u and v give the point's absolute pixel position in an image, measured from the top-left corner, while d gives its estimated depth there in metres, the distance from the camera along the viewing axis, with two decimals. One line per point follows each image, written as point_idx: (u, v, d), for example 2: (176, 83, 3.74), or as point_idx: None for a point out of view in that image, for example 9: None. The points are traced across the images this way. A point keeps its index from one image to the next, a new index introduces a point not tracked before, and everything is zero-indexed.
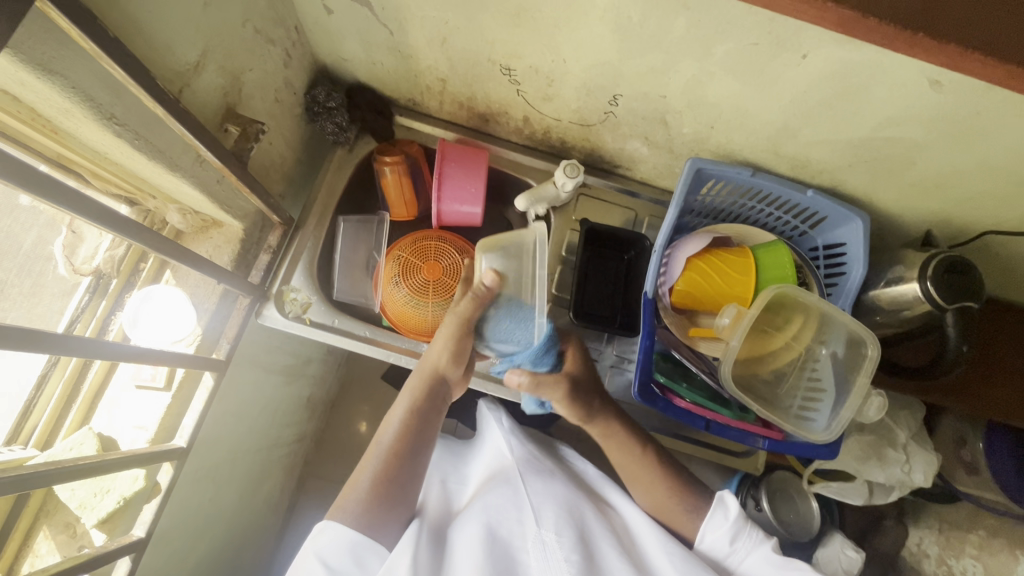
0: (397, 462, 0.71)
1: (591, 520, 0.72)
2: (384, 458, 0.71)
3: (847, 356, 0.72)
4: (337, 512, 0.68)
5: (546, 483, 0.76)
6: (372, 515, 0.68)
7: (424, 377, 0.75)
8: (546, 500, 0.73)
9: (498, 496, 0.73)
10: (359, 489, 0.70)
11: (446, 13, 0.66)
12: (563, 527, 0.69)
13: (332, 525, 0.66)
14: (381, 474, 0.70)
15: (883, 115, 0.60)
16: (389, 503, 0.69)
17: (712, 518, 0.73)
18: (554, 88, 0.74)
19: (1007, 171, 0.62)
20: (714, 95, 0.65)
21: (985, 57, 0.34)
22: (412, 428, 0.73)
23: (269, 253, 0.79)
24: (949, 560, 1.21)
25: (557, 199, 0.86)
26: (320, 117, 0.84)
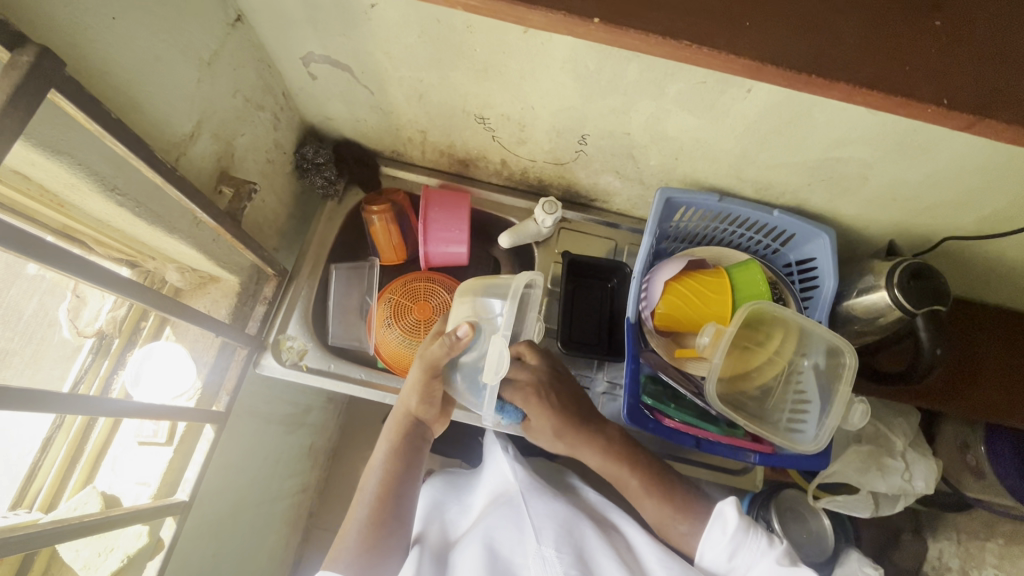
0: (385, 507, 0.73)
1: (592, 535, 0.74)
2: (373, 503, 0.73)
3: (828, 366, 0.74)
4: (332, 559, 0.69)
5: (547, 500, 0.77)
6: (365, 560, 0.68)
7: (399, 420, 0.77)
8: (547, 519, 0.74)
9: (499, 519, 0.76)
10: (352, 534, 0.71)
11: (421, 72, 0.71)
12: (562, 545, 0.70)
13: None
14: (370, 520, 0.71)
15: (831, 138, 0.65)
16: (383, 548, 0.71)
17: (711, 534, 0.71)
18: (526, 133, 0.79)
19: (954, 180, 0.66)
20: (673, 129, 0.70)
21: (886, 90, 0.39)
22: (395, 472, 0.75)
23: (264, 304, 0.82)
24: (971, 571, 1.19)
25: (539, 234, 0.90)
26: (309, 173, 0.89)
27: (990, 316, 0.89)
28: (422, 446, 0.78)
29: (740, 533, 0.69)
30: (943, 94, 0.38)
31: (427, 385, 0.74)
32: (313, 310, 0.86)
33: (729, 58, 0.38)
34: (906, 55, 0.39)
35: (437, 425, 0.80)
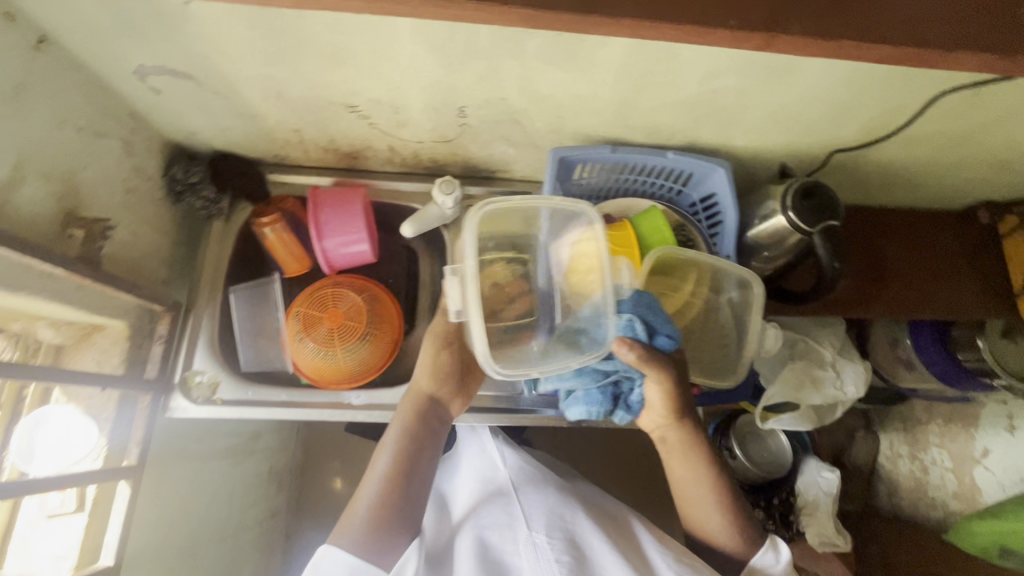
0: (400, 488, 0.69)
1: (581, 515, 0.74)
2: (386, 484, 0.69)
3: (740, 297, 0.75)
4: (337, 537, 0.67)
5: (538, 491, 0.78)
6: (372, 540, 0.66)
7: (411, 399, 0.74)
8: (537, 506, 0.75)
9: (492, 512, 0.75)
10: (359, 514, 0.68)
11: (269, 68, 0.66)
12: (552, 530, 0.70)
13: (332, 551, 0.64)
14: (382, 501, 0.68)
15: (700, 72, 0.64)
16: (390, 528, 0.67)
17: (765, 555, 0.69)
18: (403, 115, 0.74)
19: (827, 94, 0.66)
20: (546, 87, 0.68)
21: None
22: (411, 454, 0.72)
23: (161, 343, 0.76)
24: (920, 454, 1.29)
25: (445, 217, 0.87)
26: (185, 195, 0.82)
27: (880, 218, 0.94)
28: (439, 432, 0.75)
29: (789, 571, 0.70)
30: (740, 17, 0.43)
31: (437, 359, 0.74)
32: (218, 338, 0.81)
33: None
34: None
35: (454, 407, 0.77)
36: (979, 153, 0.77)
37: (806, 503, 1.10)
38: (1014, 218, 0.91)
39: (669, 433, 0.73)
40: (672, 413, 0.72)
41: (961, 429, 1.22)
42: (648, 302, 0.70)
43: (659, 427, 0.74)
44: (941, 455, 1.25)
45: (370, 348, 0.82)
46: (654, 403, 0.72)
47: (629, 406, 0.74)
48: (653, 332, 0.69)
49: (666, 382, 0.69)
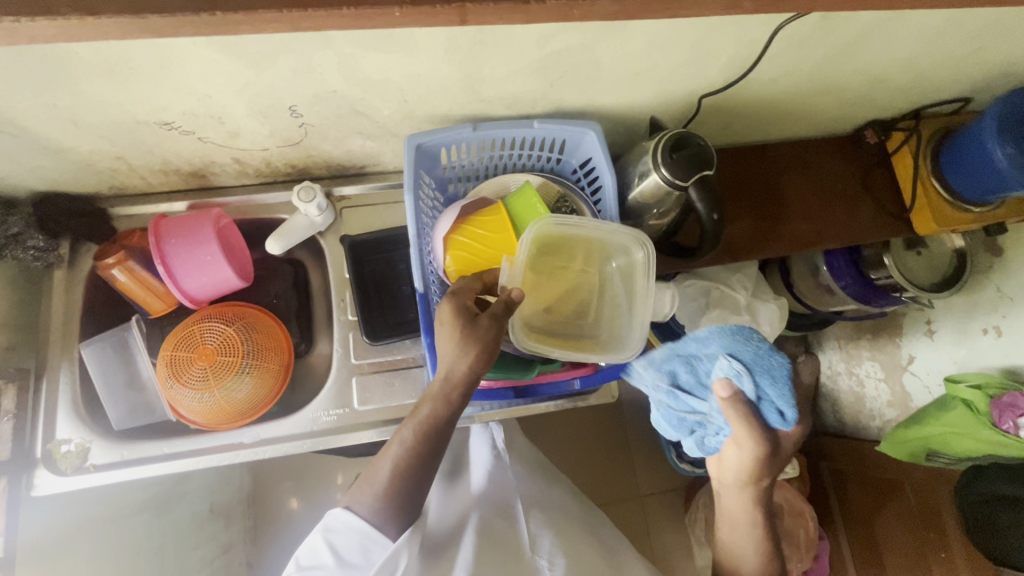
0: (422, 462, 0.64)
1: (574, 542, 0.79)
2: (406, 456, 0.64)
3: (627, 265, 0.72)
4: (352, 498, 0.64)
5: (543, 515, 0.82)
6: (387, 512, 0.63)
7: (451, 381, 0.62)
8: (543, 531, 0.79)
9: (499, 518, 0.78)
10: (380, 479, 0.64)
11: (45, 96, 0.56)
12: (554, 555, 0.74)
13: (346, 514, 0.62)
14: (403, 472, 0.64)
15: (533, 34, 0.58)
16: (406, 503, 0.63)
17: None
18: (231, 123, 0.66)
19: (675, 38, 0.62)
20: (375, 73, 0.61)
21: None
22: (436, 428, 0.64)
23: (10, 420, 0.69)
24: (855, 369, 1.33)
25: (315, 225, 0.80)
26: (8, 248, 0.72)
27: (770, 153, 0.92)
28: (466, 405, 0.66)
29: None
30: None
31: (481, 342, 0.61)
32: (85, 399, 0.74)
33: None
34: None
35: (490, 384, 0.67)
36: (849, 75, 0.75)
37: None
38: (899, 134, 0.89)
39: (735, 490, 0.67)
40: (747, 478, 0.64)
41: (888, 339, 1.26)
42: (770, 366, 0.61)
43: (726, 477, 0.68)
44: (873, 367, 1.29)
45: (257, 377, 0.76)
46: (729, 455, 0.65)
47: (703, 446, 0.69)
48: (758, 394, 0.61)
49: (751, 451, 0.61)
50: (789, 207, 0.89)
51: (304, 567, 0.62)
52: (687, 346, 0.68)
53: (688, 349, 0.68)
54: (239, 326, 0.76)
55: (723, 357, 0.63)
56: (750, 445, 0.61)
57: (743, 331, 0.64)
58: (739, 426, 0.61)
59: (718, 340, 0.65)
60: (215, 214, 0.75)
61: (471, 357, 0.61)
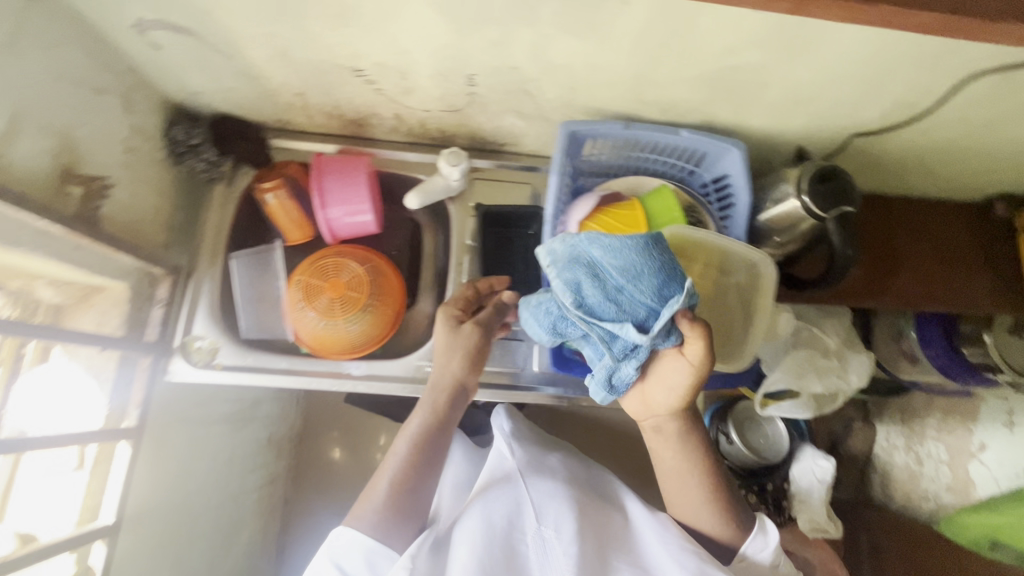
0: (418, 466, 0.71)
1: (592, 518, 0.73)
2: (402, 466, 0.70)
3: (749, 282, 0.74)
4: (354, 519, 0.68)
5: (546, 481, 0.77)
6: (389, 520, 0.67)
7: (444, 388, 0.73)
8: (546, 497, 0.74)
9: (498, 492, 0.74)
10: (378, 494, 0.69)
11: (272, 26, 0.63)
12: (562, 524, 0.69)
13: (348, 530, 0.66)
14: (402, 482, 0.69)
15: (719, 47, 0.61)
16: (405, 514, 0.68)
17: (755, 541, 0.71)
18: (410, 81, 0.72)
19: (851, 75, 0.64)
20: (560, 57, 0.65)
21: None
22: (431, 434, 0.72)
23: (162, 306, 0.77)
24: (915, 446, 1.28)
25: (449, 189, 0.85)
26: (187, 157, 0.80)
27: (890, 206, 0.91)
28: (458, 415, 0.75)
29: (778, 553, 0.71)
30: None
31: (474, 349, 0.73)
32: (220, 304, 0.81)
33: None
34: None
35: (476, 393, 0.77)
36: (1005, 143, 0.75)
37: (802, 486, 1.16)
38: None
39: (668, 423, 0.71)
40: (681, 407, 0.68)
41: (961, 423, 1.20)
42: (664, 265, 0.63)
43: (651, 415, 0.72)
44: (937, 447, 1.23)
45: (373, 319, 0.81)
46: (665, 386, 0.68)
47: (611, 386, 0.66)
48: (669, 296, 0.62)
49: (692, 368, 0.64)
50: (906, 263, 0.87)
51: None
52: (598, 255, 0.63)
53: (594, 257, 0.64)
54: (370, 267, 0.82)
55: (647, 269, 0.61)
56: (693, 361, 0.63)
57: (653, 244, 0.64)
58: (695, 342, 0.62)
59: (636, 255, 0.62)
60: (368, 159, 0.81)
61: (465, 358, 0.73)
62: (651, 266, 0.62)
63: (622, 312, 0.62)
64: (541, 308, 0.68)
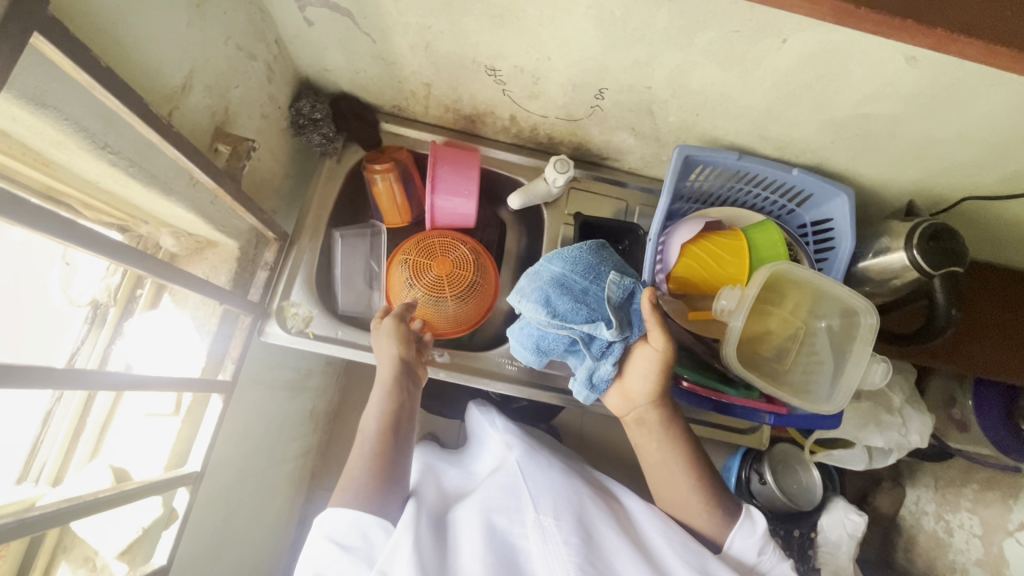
0: (387, 442, 0.72)
1: (593, 505, 0.71)
2: (375, 445, 0.71)
3: (842, 326, 0.74)
4: (337, 499, 0.69)
5: (546, 472, 0.76)
6: (371, 496, 0.68)
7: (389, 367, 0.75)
8: (545, 488, 0.72)
9: (496, 487, 0.73)
10: (357, 473, 0.70)
11: (429, 18, 0.65)
12: (561, 513, 0.67)
13: (337, 510, 0.67)
14: (374, 462, 0.70)
15: (861, 94, 0.62)
16: (386, 488, 0.69)
17: (741, 528, 0.69)
18: (540, 86, 0.74)
19: (986, 141, 0.64)
20: (697, 83, 0.67)
21: (975, 39, 0.35)
22: (392, 408, 0.73)
23: (266, 270, 0.79)
24: (947, 515, 1.18)
25: (549, 194, 0.87)
26: (306, 130, 0.82)
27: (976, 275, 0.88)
28: (413, 389, 0.76)
29: (766, 540, 0.69)
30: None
31: (400, 332, 0.76)
32: (316, 275, 0.84)
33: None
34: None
35: (424, 370, 0.79)
36: None
37: (828, 541, 1.09)
38: None
39: (649, 413, 0.73)
40: (656, 394, 0.71)
41: (998, 499, 1.10)
42: (611, 264, 0.70)
43: (632, 409, 0.73)
44: (970, 521, 1.13)
45: (467, 305, 0.84)
46: (636, 385, 0.71)
47: (592, 385, 0.70)
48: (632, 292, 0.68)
49: (660, 353, 0.67)
50: (987, 328, 0.85)
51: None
52: (558, 270, 0.69)
53: (555, 271, 0.69)
54: (476, 251, 0.85)
55: (611, 275, 0.67)
56: (659, 348, 0.67)
57: (601, 249, 0.71)
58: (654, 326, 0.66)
59: (591, 259, 0.69)
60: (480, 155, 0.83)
61: (394, 337, 0.75)
62: (605, 265, 0.69)
63: (592, 312, 0.66)
64: (523, 330, 0.73)
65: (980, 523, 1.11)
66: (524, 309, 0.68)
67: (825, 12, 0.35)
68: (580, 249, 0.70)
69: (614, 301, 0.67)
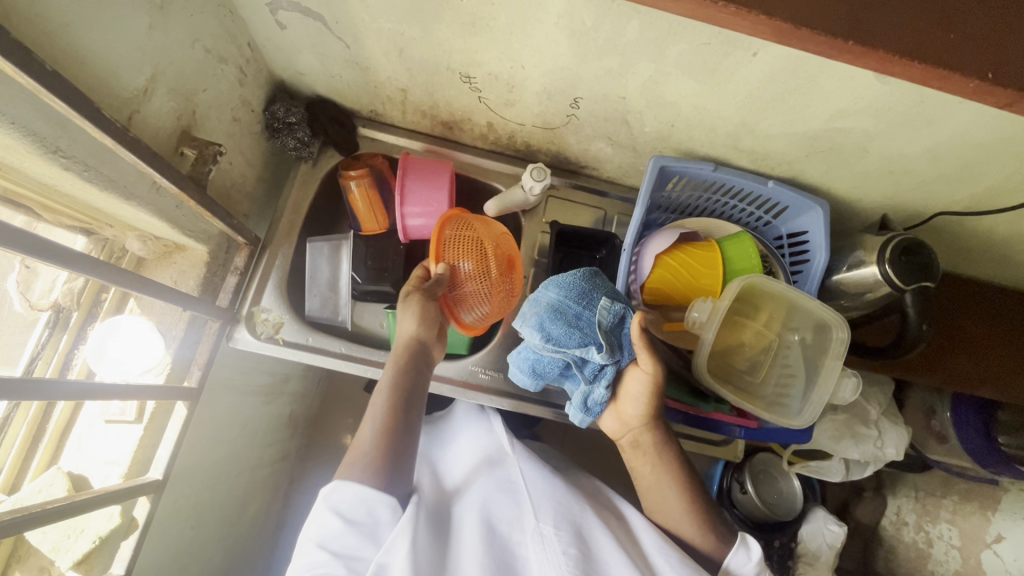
0: (398, 419, 0.69)
1: (591, 513, 0.70)
2: (385, 416, 0.69)
3: (815, 340, 0.74)
4: (344, 473, 0.66)
5: (547, 479, 0.74)
6: (379, 473, 0.65)
7: (405, 342, 0.73)
8: (546, 496, 0.71)
9: (499, 495, 0.72)
10: (366, 445, 0.67)
11: (400, 24, 0.64)
12: (561, 522, 0.66)
13: (343, 483, 0.64)
14: (385, 433, 0.67)
15: (832, 109, 0.62)
16: (394, 470, 0.66)
17: (738, 553, 0.68)
18: (515, 94, 0.73)
19: (955, 157, 0.64)
20: (670, 95, 0.66)
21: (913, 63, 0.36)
22: (405, 384, 0.71)
23: (236, 275, 0.78)
24: (925, 526, 1.16)
25: (526, 203, 0.86)
26: (281, 133, 0.82)
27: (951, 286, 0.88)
28: (426, 370, 0.74)
29: (761, 569, 0.68)
30: (987, 67, 0.36)
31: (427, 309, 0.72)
32: (288, 280, 0.83)
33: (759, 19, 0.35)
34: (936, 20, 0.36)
35: (439, 352, 0.77)
36: None
37: (807, 551, 1.06)
38: None
39: (643, 435, 0.72)
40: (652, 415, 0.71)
41: (977, 510, 1.10)
42: (607, 288, 0.70)
43: (627, 431, 0.74)
44: (949, 532, 1.12)
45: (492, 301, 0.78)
46: (633, 397, 0.71)
47: (587, 408, 0.71)
48: (622, 316, 0.68)
49: (655, 374, 0.69)
50: (962, 343, 0.85)
51: (337, 552, 0.61)
52: (554, 296, 0.68)
53: (551, 298, 0.69)
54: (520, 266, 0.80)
55: (604, 300, 0.67)
56: (650, 372, 0.69)
57: (594, 275, 0.71)
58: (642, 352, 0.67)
59: (584, 284, 0.69)
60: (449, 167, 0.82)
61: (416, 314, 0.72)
62: (599, 290, 0.69)
63: (585, 337, 0.67)
64: (521, 355, 0.73)
65: (959, 534, 1.10)
66: (524, 334, 0.69)
67: (759, 28, 0.36)
68: (573, 276, 0.70)
69: (603, 327, 0.67)
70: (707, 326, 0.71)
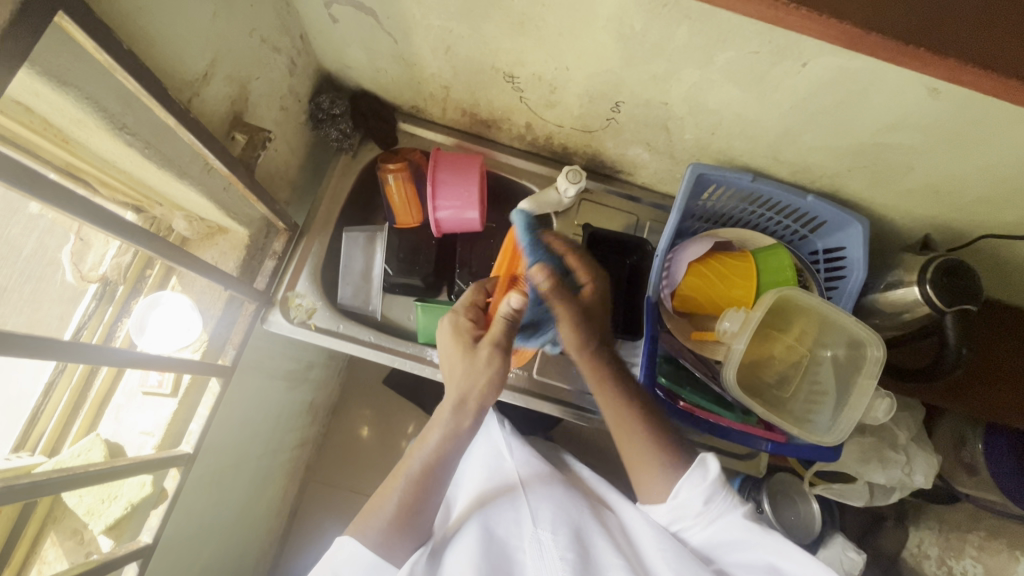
0: (431, 478, 0.67)
1: (590, 519, 0.69)
2: (411, 485, 0.66)
3: (848, 356, 0.73)
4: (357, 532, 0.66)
5: (546, 488, 0.73)
6: (395, 540, 0.64)
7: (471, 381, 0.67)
8: (544, 502, 0.70)
9: (498, 506, 0.71)
10: (383, 514, 0.66)
11: (450, 21, 0.66)
12: (559, 527, 0.65)
13: (350, 542, 0.64)
14: (411, 497, 0.66)
15: (879, 124, 0.61)
16: (412, 532, 0.66)
17: (689, 476, 0.64)
18: (557, 95, 0.74)
19: (1006, 179, 0.63)
20: (714, 102, 0.66)
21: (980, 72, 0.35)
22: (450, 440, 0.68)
23: (274, 259, 0.80)
24: (949, 560, 1.11)
25: (560, 204, 0.86)
26: (324, 124, 0.84)
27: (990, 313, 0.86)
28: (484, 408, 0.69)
29: (717, 486, 0.64)
30: None
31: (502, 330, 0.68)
32: (322, 266, 0.85)
33: (830, 22, 0.35)
34: (1000, 32, 0.36)
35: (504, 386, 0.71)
36: None
37: None
38: None
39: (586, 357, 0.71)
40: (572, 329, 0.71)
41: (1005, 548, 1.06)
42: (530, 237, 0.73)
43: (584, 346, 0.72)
44: (973, 567, 1.08)
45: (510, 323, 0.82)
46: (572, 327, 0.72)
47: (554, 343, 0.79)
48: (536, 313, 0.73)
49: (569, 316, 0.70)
50: (999, 371, 0.83)
51: None
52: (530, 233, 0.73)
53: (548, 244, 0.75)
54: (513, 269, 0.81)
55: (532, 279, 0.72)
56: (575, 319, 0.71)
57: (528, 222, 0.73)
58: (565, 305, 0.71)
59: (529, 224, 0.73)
60: (481, 159, 0.83)
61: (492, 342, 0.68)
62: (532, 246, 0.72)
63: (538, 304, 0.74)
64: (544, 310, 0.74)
65: (984, 569, 1.07)
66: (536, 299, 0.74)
67: (826, 32, 0.36)
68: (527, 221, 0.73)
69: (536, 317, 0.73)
70: (741, 337, 0.69)
